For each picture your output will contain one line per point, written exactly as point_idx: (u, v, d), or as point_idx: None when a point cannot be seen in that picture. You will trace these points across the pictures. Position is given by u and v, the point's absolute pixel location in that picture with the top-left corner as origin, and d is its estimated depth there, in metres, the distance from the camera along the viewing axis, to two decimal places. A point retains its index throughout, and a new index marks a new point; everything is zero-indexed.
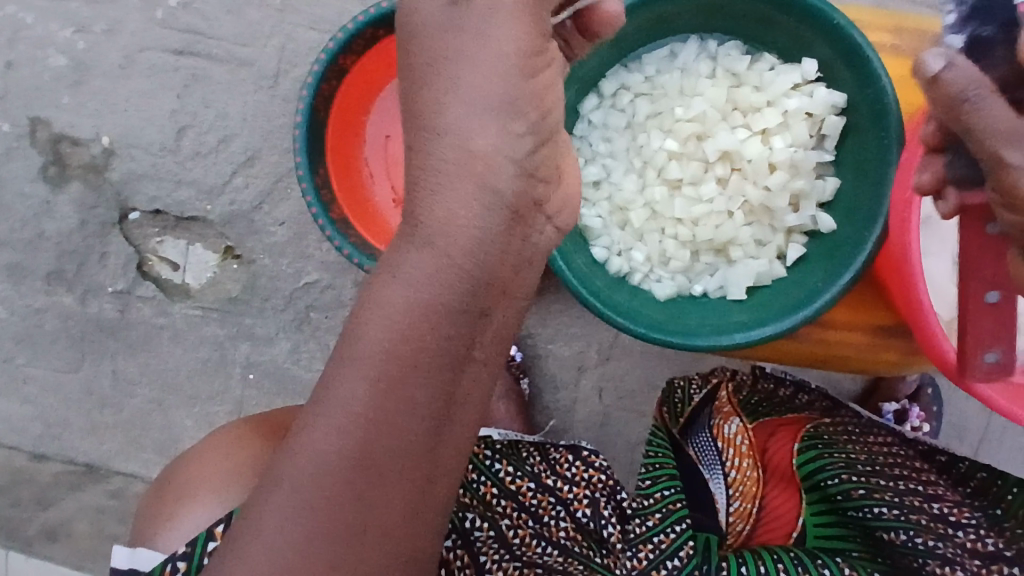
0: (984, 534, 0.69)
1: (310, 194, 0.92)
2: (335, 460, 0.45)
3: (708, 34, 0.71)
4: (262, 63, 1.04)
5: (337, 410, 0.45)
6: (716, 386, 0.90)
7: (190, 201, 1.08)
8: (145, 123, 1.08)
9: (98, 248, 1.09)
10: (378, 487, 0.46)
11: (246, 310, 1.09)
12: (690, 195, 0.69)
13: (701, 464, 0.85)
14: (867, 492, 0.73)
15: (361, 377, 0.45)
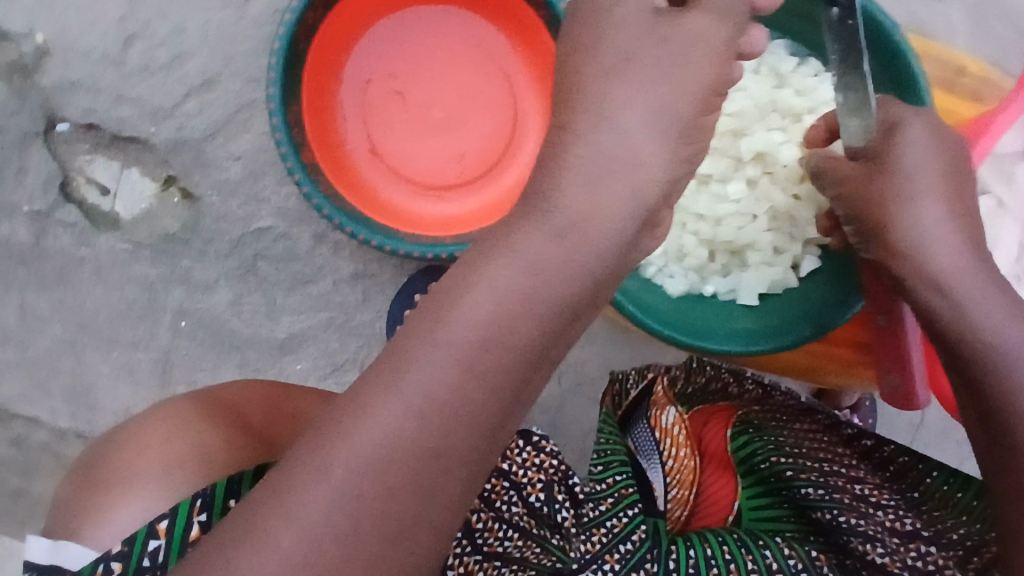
0: (901, 514, 0.68)
1: (281, 130, 0.83)
2: (401, 452, 0.40)
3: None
4: None
5: (413, 395, 0.41)
6: (653, 382, 0.88)
7: (131, 121, 0.95)
8: (87, 24, 0.94)
9: (16, 160, 0.95)
10: (440, 486, 0.41)
11: (185, 250, 0.98)
12: (717, 191, 0.68)
13: (639, 453, 0.82)
14: (795, 472, 0.73)
15: (449, 359, 0.42)
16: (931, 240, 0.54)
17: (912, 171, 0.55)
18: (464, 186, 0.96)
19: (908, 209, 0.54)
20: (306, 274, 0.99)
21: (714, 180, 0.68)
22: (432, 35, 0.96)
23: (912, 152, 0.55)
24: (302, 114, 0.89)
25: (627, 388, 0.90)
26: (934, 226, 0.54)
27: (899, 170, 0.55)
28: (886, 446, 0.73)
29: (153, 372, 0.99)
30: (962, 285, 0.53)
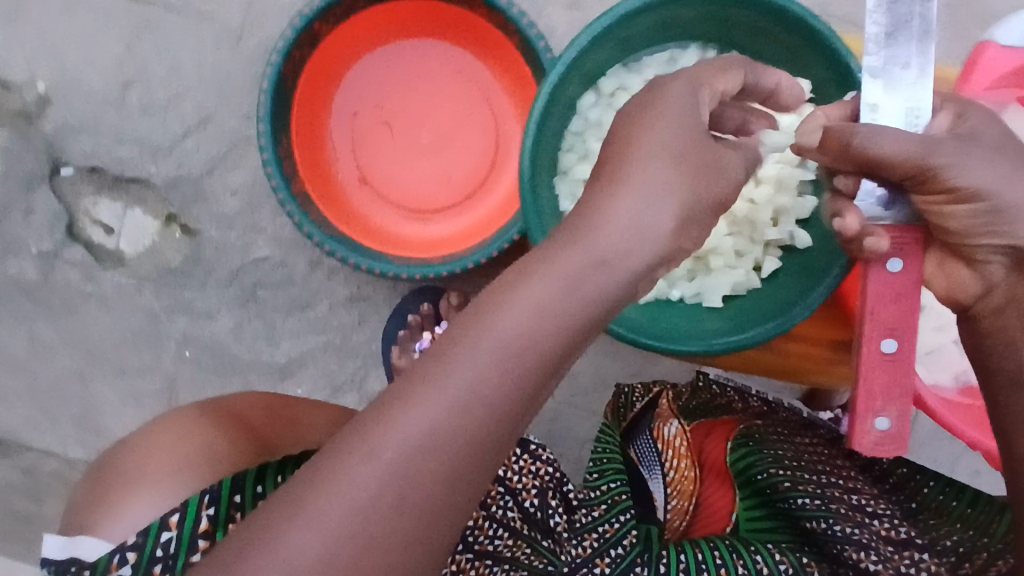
0: (896, 523, 0.72)
1: (272, 164, 0.88)
2: (435, 452, 0.44)
3: (707, 45, 0.69)
4: (225, 20, 0.98)
5: (455, 391, 0.44)
6: (659, 396, 0.94)
7: (132, 160, 1.00)
8: (88, 71, 0.99)
9: (23, 202, 1.01)
10: (471, 476, 0.45)
11: (186, 281, 1.02)
12: None
13: (641, 464, 0.87)
14: (791, 484, 0.76)
15: (490, 363, 0.45)
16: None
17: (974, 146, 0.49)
18: (456, 207, 1.00)
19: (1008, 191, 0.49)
20: (304, 299, 1.03)
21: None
22: (424, 66, 1.00)
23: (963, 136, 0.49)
24: (293, 148, 0.94)
25: (632, 401, 0.96)
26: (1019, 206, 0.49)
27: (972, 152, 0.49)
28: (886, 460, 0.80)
29: (160, 399, 1.03)
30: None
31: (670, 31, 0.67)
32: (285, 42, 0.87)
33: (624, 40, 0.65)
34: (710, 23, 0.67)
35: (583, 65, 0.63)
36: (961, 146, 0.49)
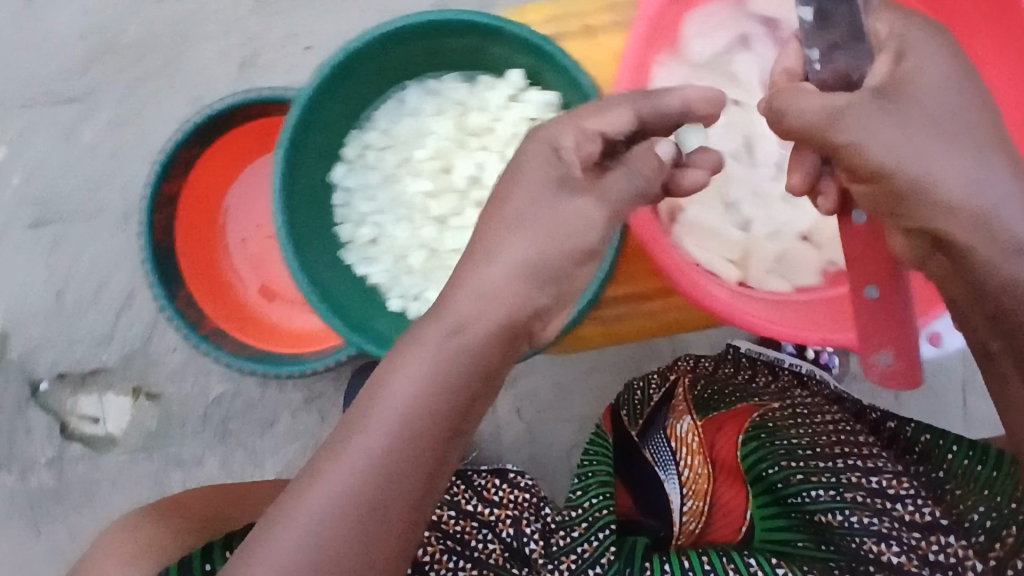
0: (921, 504, 0.71)
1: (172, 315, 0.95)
2: (339, 530, 0.45)
3: (426, 72, 0.69)
4: (111, 208, 1.08)
5: (353, 464, 0.46)
6: (676, 384, 0.95)
7: (88, 355, 1.12)
8: (28, 296, 1.12)
9: (22, 423, 1.14)
10: (380, 537, 0.46)
11: (169, 439, 1.13)
12: (458, 226, 0.68)
13: (657, 465, 0.90)
14: (804, 477, 0.76)
15: (382, 433, 0.46)
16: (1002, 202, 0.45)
17: (929, 119, 0.46)
18: None
19: (959, 165, 0.45)
20: (269, 417, 1.11)
21: (446, 218, 0.69)
22: None
23: (929, 82, 0.47)
24: (193, 292, 1.02)
25: (649, 393, 0.96)
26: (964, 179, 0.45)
27: (920, 123, 0.46)
28: (908, 423, 0.80)
29: None
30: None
31: (383, 81, 0.68)
32: (144, 214, 0.95)
33: (339, 109, 0.66)
34: (417, 57, 0.67)
35: (306, 142, 0.65)
36: (898, 115, 0.46)
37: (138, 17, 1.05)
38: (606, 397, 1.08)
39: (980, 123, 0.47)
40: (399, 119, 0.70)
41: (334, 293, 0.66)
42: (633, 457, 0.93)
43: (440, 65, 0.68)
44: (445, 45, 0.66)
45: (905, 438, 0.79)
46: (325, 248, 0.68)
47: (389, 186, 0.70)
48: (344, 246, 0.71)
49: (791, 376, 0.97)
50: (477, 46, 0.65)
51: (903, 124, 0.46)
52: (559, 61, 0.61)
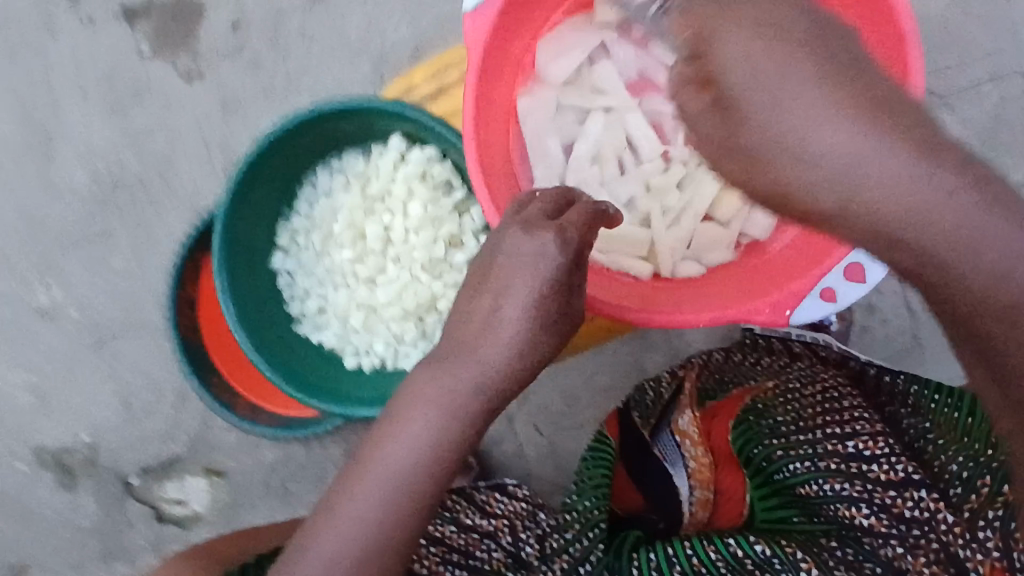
0: (895, 461, 0.68)
1: (211, 400, 1.08)
2: (377, 529, 0.60)
3: (329, 155, 0.79)
4: (153, 320, 1.25)
5: (400, 452, 0.61)
6: (683, 380, 0.88)
7: (161, 448, 1.27)
8: (103, 409, 1.27)
9: (122, 518, 1.27)
10: (415, 509, 0.61)
11: (242, 508, 1.25)
12: (384, 282, 0.78)
13: (666, 461, 0.83)
14: (783, 452, 0.74)
15: (425, 428, 0.62)
16: (856, 179, 0.53)
17: (784, 111, 0.55)
18: None
19: (807, 153, 0.54)
20: (320, 473, 1.23)
21: (374, 278, 0.78)
22: None
23: (752, 75, 0.55)
24: (227, 378, 1.14)
25: (660, 391, 0.89)
26: (869, 167, 0.53)
27: (776, 117, 0.55)
28: (898, 376, 0.76)
29: None
30: (920, 198, 0.52)
31: (291, 172, 0.78)
32: (169, 315, 1.08)
33: (259, 209, 0.77)
34: (312, 148, 0.77)
35: (239, 241, 0.75)
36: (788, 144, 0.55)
37: (135, 153, 1.22)
38: (612, 396, 1.12)
39: (849, 117, 0.53)
40: (316, 202, 0.80)
41: (292, 366, 0.76)
42: (645, 457, 0.85)
43: (335, 146, 0.78)
44: (330, 131, 0.75)
45: (898, 392, 0.75)
46: (279, 327, 0.79)
47: (322, 261, 0.79)
48: (299, 319, 0.81)
49: (801, 348, 0.87)
50: (355, 124, 0.74)
51: (796, 149, 0.55)
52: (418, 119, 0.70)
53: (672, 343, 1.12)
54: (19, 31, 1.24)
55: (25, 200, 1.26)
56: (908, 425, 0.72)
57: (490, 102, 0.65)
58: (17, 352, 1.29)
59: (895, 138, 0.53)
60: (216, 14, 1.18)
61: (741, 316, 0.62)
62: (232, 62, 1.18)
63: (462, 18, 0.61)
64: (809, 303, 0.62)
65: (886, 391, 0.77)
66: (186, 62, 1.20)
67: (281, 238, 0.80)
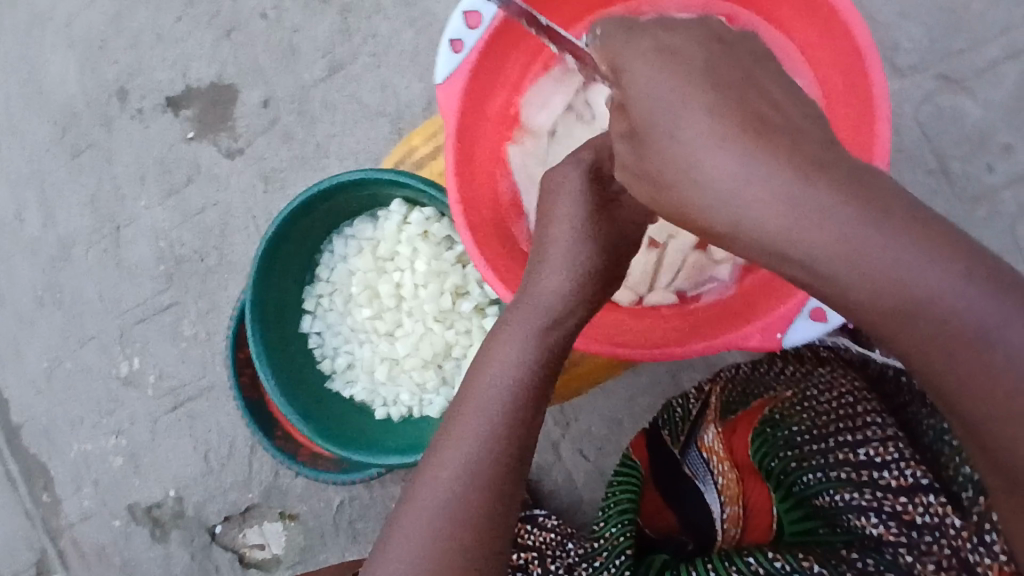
0: (907, 467, 0.68)
1: (273, 450, 1.15)
2: (468, 502, 0.59)
3: (341, 224, 0.88)
4: (221, 379, 1.35)
5: (474, 432, 0.61)
6: (710, 393, 0.86)
7: (239, 497, 1.36)
8: (185, 464, 1.38)
9: (211, 564, 1.37)
10: (495, 491, 0.60)
11: (315, 549, 1.33)
12: (402, 335, 0.87)
13: (696, 479, 0.83)
14: (797, 463, 0.74)
15: (491, 404, 0.62)
16: (746, 209, 0.47)
17: (681, 136, 0.48)
18: None
19: (702, 180, 0.48)
20: (384, 510, 1.30)
21: (393, 331, 0.87)
22: None
23: (654, 96, 0.49)
24: (288, 429, 1.21)
25: (690, 407, 0.87)
26: (759, 194, 0.46)
27: (673, 138, 0.49)
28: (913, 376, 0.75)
29: None
30: (825, 240, 0.46)
31: (308, 246, 0.86)
32: (230, 376, 1.16)
33: (285, 281, 0.85)
34: (327, 222, 0.86)
35: (270, 310, 0.83)
36: (687, 168, 0.48)
37: (191, 229, 1.33)
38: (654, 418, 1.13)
39: (743, 132, 0.47)
40: (334, 269, 0.89)
41: (326, 422, 0.83)
42: (676, 477, 0.86)
43: (346, 216, 0.87)
44: (339, 204, 0.83)
45: (915, 390, 0.74)
46: (316, 386, 0.87)
47: (345, 319, 0.89)
48: (330, 376, 0.90)
49: (825, 350, 0.85)
50: (361, 197, 0.83)
51: (702, 172, 0.48)
52: (413, 183, 0.77)
53: (708, 359, 1.11)
54: (84, 133, 1.39)
55: (102, 282, 1.40)
56: (927, 426, 0.71)
57: (472, 148, 0.71)
58: (107, 419, 1.42)
59: (793, 168, 0.46)
60: (250, 96, 1.29)
61: (729, 342, 0.63)
62: (268, 137, 1.28)
63: (436, 89, 0.67)
64: (800, 324, 0.62)
65: (905, 391, 0.76)
66: (227, 142, 1.30)
67: (307, 304, 0.88)
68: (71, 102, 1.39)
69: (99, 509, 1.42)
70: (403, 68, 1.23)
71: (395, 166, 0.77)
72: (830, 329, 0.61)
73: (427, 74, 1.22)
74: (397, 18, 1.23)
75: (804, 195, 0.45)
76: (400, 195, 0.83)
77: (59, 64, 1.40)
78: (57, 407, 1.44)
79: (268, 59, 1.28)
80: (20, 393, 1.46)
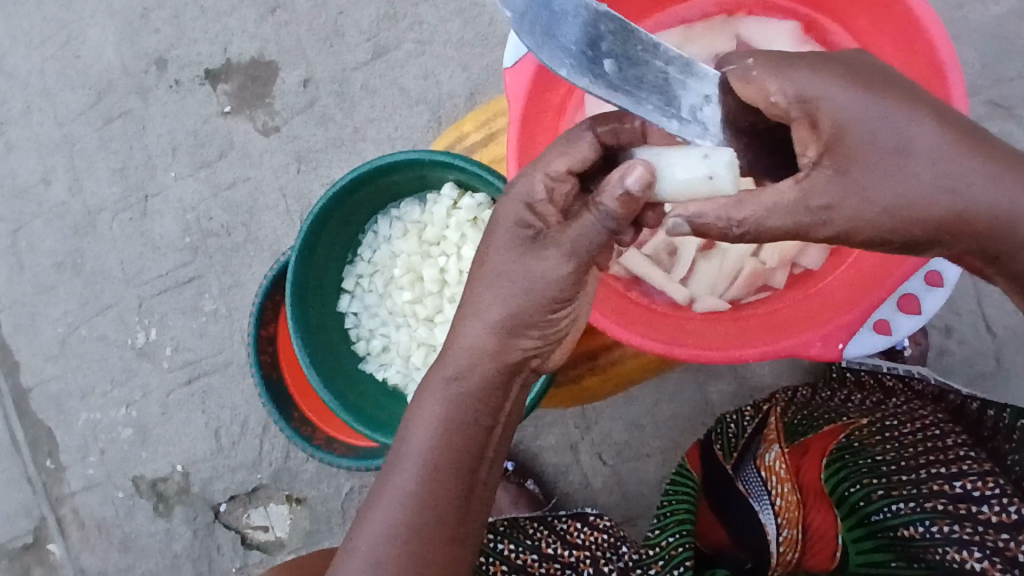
0: (1007, 502, 0.66)
1: (290, 432, 1.14)
2: (419, 507, 0.58)
3: (388, 206, 0.88)
4: (238, 357, 1.34)
5: (428, 435, 0.59)
6: (768, 414, 0.92)
7: (247, 477, 1.34)
8: (195, 440, 1.37)
9: (213, 543, 1.36)
10: (446, 497, 0.58)
11: (320, 536, 1.31)
12: (443, 321, 0.86)
13: (751, 497, 0.87)
14: (885, 492, 0.74)
15: (443, 407, 0.59)
16: (964, 198, 0.52)
17: (889, 142, 0.52)
18: None
19: (914, 176, 0.52)
20: None
21: (433, 316, 0.87)
22: None
23: (855, 109, 0.53)
24: (306, 413, 1.20)
25: (743, 425, 0.93)
26: (978, 187, 0.52)
27: (880, 142, 0.52)
28: (1005, 411, 0.76)
29: None
30: (1018, 214, 0.52)
31: (354, 224, 0.86)
32: (252, 354, 1.15)
33: (327, 259, 0.84)
34: (376, 202, 0.85)
35: (311, 286, 0.83)
36: (897, 169, 0.52)
37: (220, 204, 1.32)
38: (677, 425, 1.12)
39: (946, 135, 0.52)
40: (377, 250, 0.88)
41: (358, 404, 0.82)
42: (730, 491, 0.90)
43: (394, 197, 0.87)
44: (389, 184, 0.83)
45: (1004, 426, 0.74)
46: (349, 365, 0.87)
47: (385, 302, 0.89)
48: (364, 358, 0.89)
49: (893, 381, 0.92)
50: (413, 179, 0.83)
51: (913, 172, 0.52)
52: (465, 165, 0.77)
53: (736, 371, 1.11)
54: (119, 101, 1.38)
55: (125, 251, 1.39)
56: (1015, 461, 0.71)
57: (534, 132, 0.70)
58: (119, 389, 1.40)
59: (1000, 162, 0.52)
60: (290, 74, 1.28)
61: (791, 350, 0.63)
62: (305, 117, 1.28)
63: (503, 73, 0.68)
64: (865, 335, 0.64)
65: (991, 425, 0.77)
66: (263, 120, 1.30)
67: (347, 283, 0.88)
68: (107, 69, 1.39)
69: (103, 480, 1.41)
70: (446, 57, 1.22)
71: (448, 147, 0.76)
72: (892, 342, 0.64)
73: (471, 64, 1.21)
74: (445, 7, 1.22)
75: (1011, 188, 0.51)
76: (452, 178, 0.82)
77: (97, 29, 1.40)
78: (68, 373, 1.43)
79: (312, 39, 1.28)
80: (32, 357, 1.45)
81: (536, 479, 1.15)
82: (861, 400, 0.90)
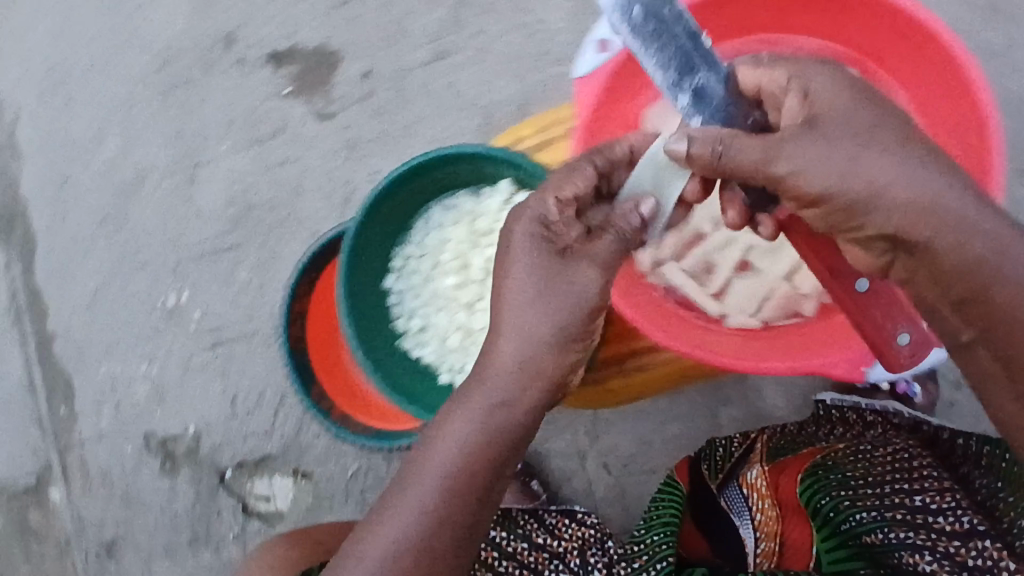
0: (962, 514, 0.74)
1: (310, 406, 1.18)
2: (457, 482, 0.70)
3: (442, 194, 0.92)
4: (264, 329, 1.38)
5: (470, 426, 0.71)
6: (755, 441, 0.96)
7: (257, 446, 1.38)
8: (210, 404, 1.41)
9: (214, 508, 1.39)
10: (484, 475, 0.71)
11: (321, 512, 1.35)
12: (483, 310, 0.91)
13: (732, 512, 0.93)
14: (851, 503, 0.80)
15: (485, 406, 0.70)
16: (887, 181, 0.63)
17: (849, 123, 0.65)
18: None
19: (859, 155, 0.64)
20: None
21: (473, 303, 0.92)
22: None
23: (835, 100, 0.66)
24: (325, 389, 1.24)
25: (731, 449, 0.97)
26: (902, 175, 0.63)
27: (846, 121, 0.65)
28: (971, 439, 0.82)
29: None
30: (945, 207, 0.63)
31: (409, 207, 0.91)
32: (283, 326, 1.19)
33: (380, 236, 0.89)
34: (432, 189, 0.90)
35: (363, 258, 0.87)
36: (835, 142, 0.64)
37: (268, 180, 1.38)
38: (683, 445, 1.15)
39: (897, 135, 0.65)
40: (427, 235, 0.93)
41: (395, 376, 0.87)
42: (713, 508, 0.95)
43: (449, 186, 0.91)
44: (447, 173, 0.88)
45: (971, 452, 0.81)
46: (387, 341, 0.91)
47: (428, 285, 0.93)
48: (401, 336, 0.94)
49: (873, 416, 0.93)
50: (473, 171, 0.88)
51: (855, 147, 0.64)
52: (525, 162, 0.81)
53: (748, 399, 1.14)
54: (181, 71, 1.44)
55: (168, 215, 1.44)
56: (981, 484, 0.78)
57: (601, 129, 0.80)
58: (143, 346, 1.45)
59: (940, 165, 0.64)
60: (351, 65, 1.34)
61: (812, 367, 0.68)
62: (360, 107, 1.33)
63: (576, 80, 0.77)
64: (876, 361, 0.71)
65: (960, 452, 0.82)
66: (320, 105, 1.35)
67: (395, 263, 0.93)
68: (175, 39, 1.45)
69: (114, 432, 1.45)
70: (504, 67, 1.28)
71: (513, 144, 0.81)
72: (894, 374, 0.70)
73: (527, 76, 1.27)
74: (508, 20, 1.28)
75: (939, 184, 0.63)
76: (509, 175, 0.87)
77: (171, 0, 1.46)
78: (95, 325, 1.47)
79: (377, 34, 1.34)
80: (61, 306, 1.49)
81: (541, 481, 1.18)
82: (841, 433, 0.94)
